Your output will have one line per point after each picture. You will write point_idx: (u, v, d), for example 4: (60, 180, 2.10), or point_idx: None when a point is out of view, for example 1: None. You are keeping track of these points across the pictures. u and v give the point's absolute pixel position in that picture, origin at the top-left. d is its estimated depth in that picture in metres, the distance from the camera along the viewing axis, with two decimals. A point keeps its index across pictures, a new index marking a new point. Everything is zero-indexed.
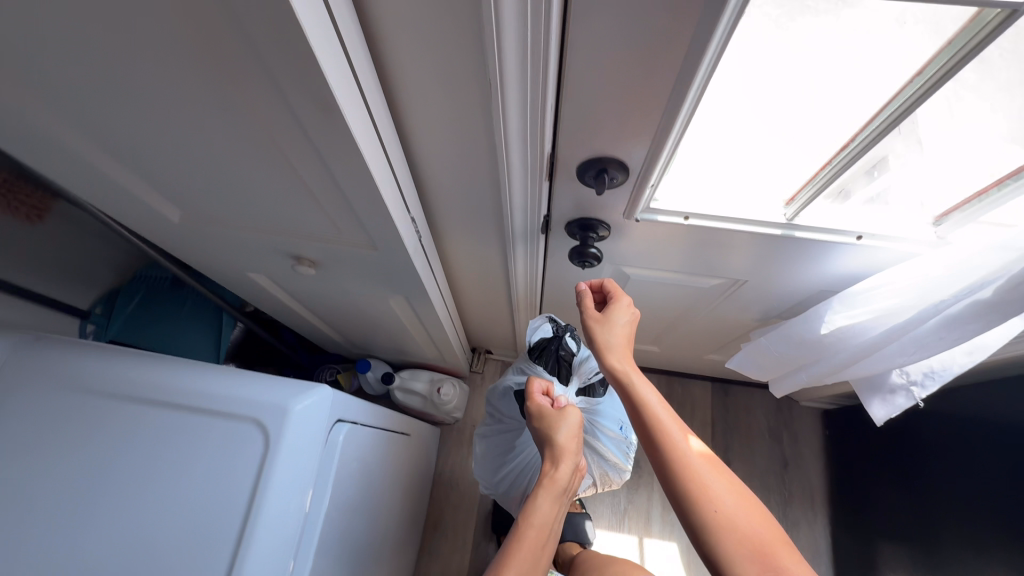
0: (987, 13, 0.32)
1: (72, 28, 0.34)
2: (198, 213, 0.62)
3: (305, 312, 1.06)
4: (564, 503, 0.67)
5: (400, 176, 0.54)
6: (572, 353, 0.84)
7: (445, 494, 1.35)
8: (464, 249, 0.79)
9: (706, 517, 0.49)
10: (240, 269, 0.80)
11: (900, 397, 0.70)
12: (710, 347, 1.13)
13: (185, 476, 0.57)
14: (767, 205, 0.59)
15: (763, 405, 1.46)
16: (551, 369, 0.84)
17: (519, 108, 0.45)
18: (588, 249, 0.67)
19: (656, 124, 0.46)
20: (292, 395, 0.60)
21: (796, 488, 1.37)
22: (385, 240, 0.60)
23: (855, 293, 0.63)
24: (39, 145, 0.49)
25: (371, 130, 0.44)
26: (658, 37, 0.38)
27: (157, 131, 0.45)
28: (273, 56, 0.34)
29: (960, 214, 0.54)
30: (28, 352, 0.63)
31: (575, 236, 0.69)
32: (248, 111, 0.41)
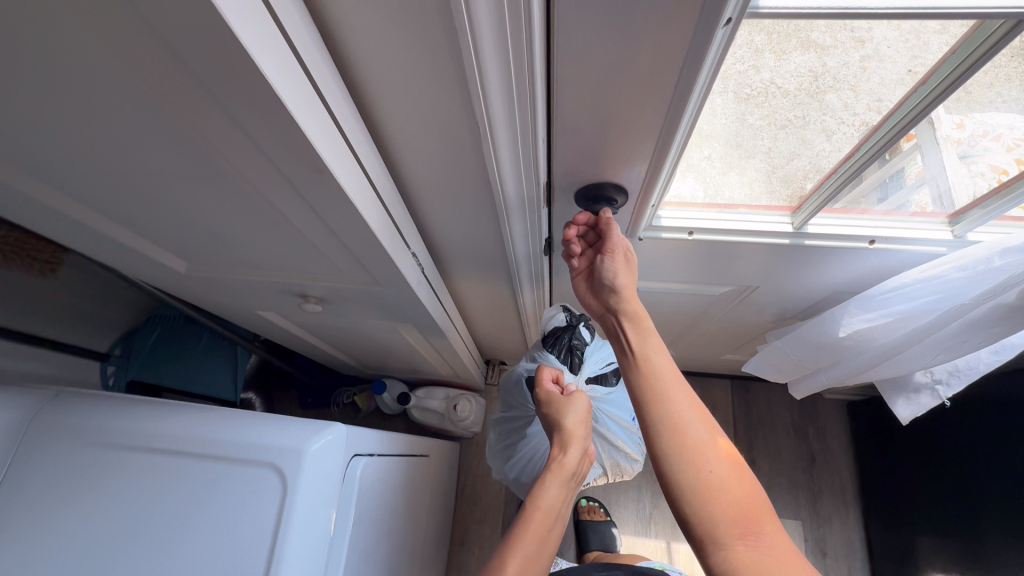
0: (990, 24, 0.32)
1: (59, 119, 0.34)
2: (202, 262, 0.62)
3: (317, 340, 1.07)
4: (572, 487, 0.65)
5: (398, 217, 0.54)
6: (585, 343, 0.79)
7: (469, 508, 1.35)
8: (469, 274, 0.79)
9: (714, 505, 0.47)
10: (249, 308, 0.80)
11: (925, 396, 0.68)
12: (725, 349, 1.11)
13: (208, 523, 0.57)
14: (774, 216, 0.58)
15: (786, 399, 1.43)
16: (562, 359, 0.78)
17: (511, 148, 0.44)
18: None
19: (652, 149, 0.45)
20: (306, 436, 0.60)
21: (825, 483, 1.35)
22: (387, 277, 0.60)
23: (873, 296, 0.60)
24: (42, 214, 0.50)
25: (363, 181, 0.44)
26: (647, 74, 0.37)
27: (148, 195, 0.45)
28: (254, 128, 0.33)
29: (979, 212, 0.51)
30: (50, 410, 0.64)
31: None
32: (237, 175, 0.41)
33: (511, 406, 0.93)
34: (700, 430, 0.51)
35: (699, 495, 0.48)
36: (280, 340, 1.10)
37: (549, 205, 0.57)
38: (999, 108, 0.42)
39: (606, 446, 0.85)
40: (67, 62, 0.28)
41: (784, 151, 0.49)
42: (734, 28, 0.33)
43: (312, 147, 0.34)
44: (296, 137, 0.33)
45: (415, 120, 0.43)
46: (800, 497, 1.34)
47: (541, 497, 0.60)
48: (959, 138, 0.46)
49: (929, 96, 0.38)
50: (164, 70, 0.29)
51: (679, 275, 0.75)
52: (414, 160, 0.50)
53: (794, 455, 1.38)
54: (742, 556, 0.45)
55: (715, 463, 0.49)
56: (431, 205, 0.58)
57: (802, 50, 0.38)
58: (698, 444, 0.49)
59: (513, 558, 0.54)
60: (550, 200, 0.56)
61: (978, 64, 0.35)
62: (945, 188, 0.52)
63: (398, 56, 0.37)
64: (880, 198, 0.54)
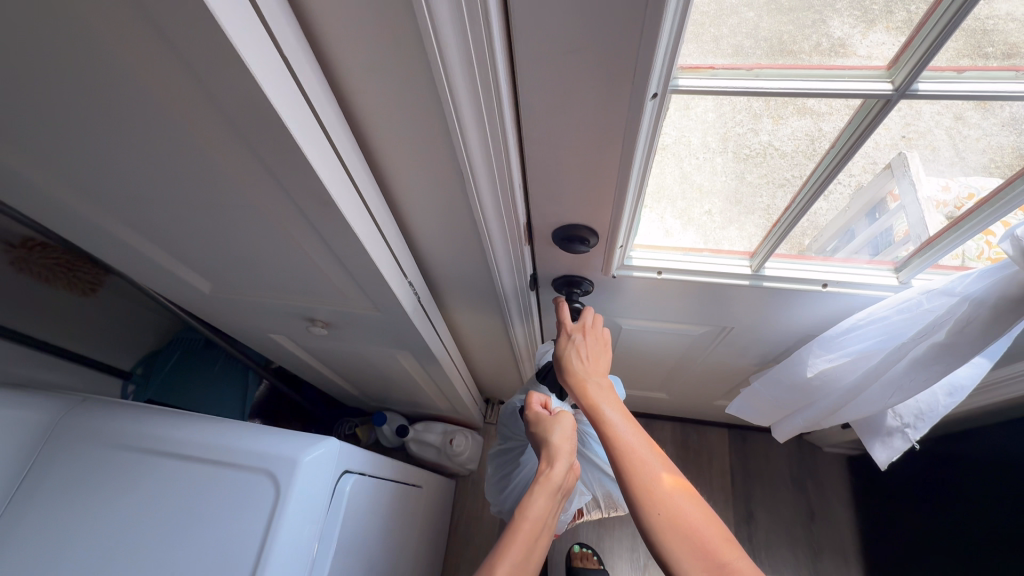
0: (869, 104, 0.40)
1: (128, 154, 0.43)
2: (225, 283, 0.71)
3: (323, 368, 1.13)
4: (559, 501, 0.67)
5: (397, 250, 0.62)
6: None
7: (460, 550, 1.34)
8: (465, 308, 0.86)
9: (672, 542, 0.51)
10: (262, 330, 0.88)
11: (897, 440, 0.70)
12: (715, 395, 1.14)
13: (204, 523, 0.61)
14: (733, 260, 0.64)
15: (785, 452, 1.42)
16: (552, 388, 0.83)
17: (491, 191, 0.52)
18: (572, 303, 0.73)
19: (612, 195, 0.53)
20: (302, 447, 0.66)
21: (827, 542, 1.31)
22: (385, 303, 0.67)
23: (830, 337, 0.65)
24: (100, 233, 0.60)
25: (365, 214, 0.52)
26: (597, 133, 0.45)
27: (186, 219, 0.54)
28: (278, 165, 0.42)
29: (918, 259, 0.57)
30: (77, 413, 0.71)
31: (561, 291, 0.75)
32: (260, 205, 0.49)
33: (510, 435, 0.96)
34: (649, 471, 0.54)
35: (659, 537, 0.52)
36: (290, 366, 1.17)
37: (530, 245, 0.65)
38: (974, 173, 0.47)
39: (597, 473, 0.88)
40: (143, 110, 0.38)
41: (734, 202, 0.56)
42: (660, 101, 0.41)
43: (322, 182, 0.43)
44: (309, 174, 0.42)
45: (412, 168, 0.52)
46: (802, 556, 1.29)
47: (529, 511, 0.62)
48: (943, 200, 0.51)
49: (838, 155, 0.45)
50: (215, 118, 0.38)
51: (659, 314, 0.81)
52: (414, 201, 0.58)
53: (795, 511, 1.35)
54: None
55: (669, 504, 0.52)
56: (428, 241, 0.66)
57: (800, 116, 0.43)
58: (648, 487, 0.53)
59: (500, 565, 0.56)
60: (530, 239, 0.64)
61: (867, 131, 0.42)
62: (925, 238, 0.56)
63: (398, 113, 0.46)
64: (871, 252, 0.60)
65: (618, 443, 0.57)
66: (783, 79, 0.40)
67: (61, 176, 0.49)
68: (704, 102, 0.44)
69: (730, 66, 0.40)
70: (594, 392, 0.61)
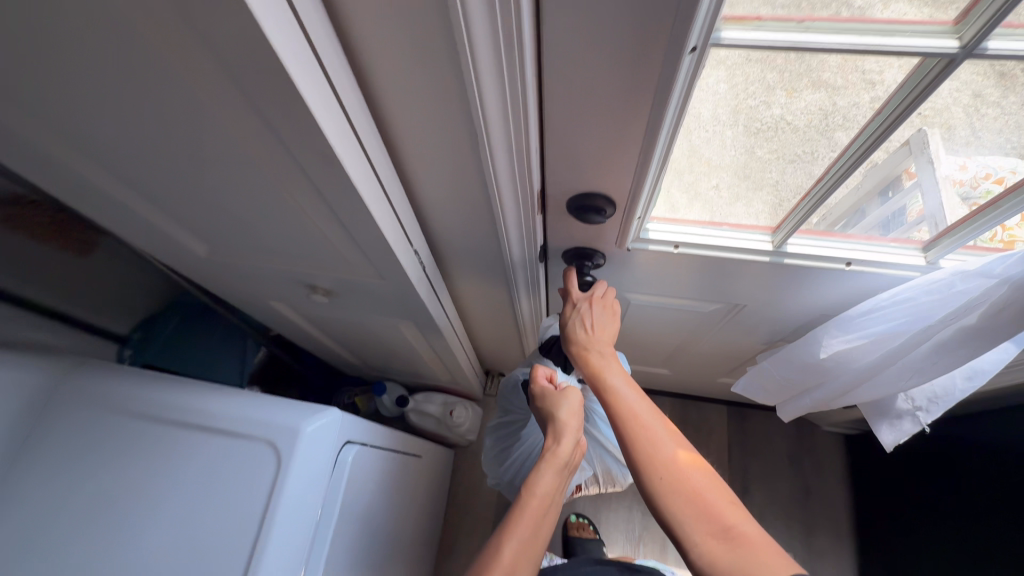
0: (929, 63, 0.37)
1: (114, 103, 0.40)
2: (223, 248, 0.68)
3: (323, 336, 1.11)
4: (566, 477, 0.66)
5: (403, 216, 0.58)
6: None
7: (459, 517, 1.36)
8: (471, 279, 0.83)
9: (675, 506, 0.51)
10: (261, 297, 0.85)
11: (906, 422, 0.70)
12: (719, 372, 1.13)
13: (205, 492, 0.60)
14: (755, 235, 0.62)
15: (783, 429, 1.44)
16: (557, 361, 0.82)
17: (505, 154, 0.48)
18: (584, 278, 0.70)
19: (635, 162, 0.49)
20: (303, 416, 0.64)
21: (819, 516, 1.34)
22: (390, 271, 0.64)
23: (851, 317, 0.63)
24: (88, 191, 0.56)
25: (371, 176, 0.48)
26: (626, 92, 0.41)
27: (179, 177, 0.50)
28: (279, 122, 0.38)
29: (949, 239, 0.54)
30: (72, 377, 0.69)
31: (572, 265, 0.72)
32: (260, 165, 0.46)
33: (510, 408, 0.95)
34: (653, 437, 0.55)
35: (665, 502, 0.52)
36: (290, 334, 1.15)
37: (542, 216, 0.62)
38: (996, 151, 0.44)
39: (599, 449, 0.88)
40: (129, 56, 0.34)
41: (762, 175, 0.53)
42: (699, 56, 0.37)
43: (328, 142, 0.39)
44: (314, 133, 0.38)
45: (421, 130, 0.49)
46: (794, 530, 1.32)
47: (535, 486, 0.61)
48: (960, 179, 0.48)
49: (884, 123, 0.42)
50: (207, 67, 0.35)
51: (671, 290, 0.78)
52: (422, 167, 0.55)
53: (790, 486, 1.37)
54: (713, 549, 0.48)
55: (669, 468, 0.53)
56: (436, 209, 0.63)
57: (814, 89, 0.41)
58: (651, 453, 0.54)
59: (509, 542, 0.56)
60: (543, 208, 0.61)
61: (918, 99, 0.39)
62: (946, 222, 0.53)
63: (408, 65, 0.42)
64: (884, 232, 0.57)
65: (620, 412, 0.58)
66: (835, 33, 0.36)
67: (43, 127, 0.45)
68: (715, 73, 0.42)
69: (782, 18, 0.36)
70: (601, 360, 0.62)
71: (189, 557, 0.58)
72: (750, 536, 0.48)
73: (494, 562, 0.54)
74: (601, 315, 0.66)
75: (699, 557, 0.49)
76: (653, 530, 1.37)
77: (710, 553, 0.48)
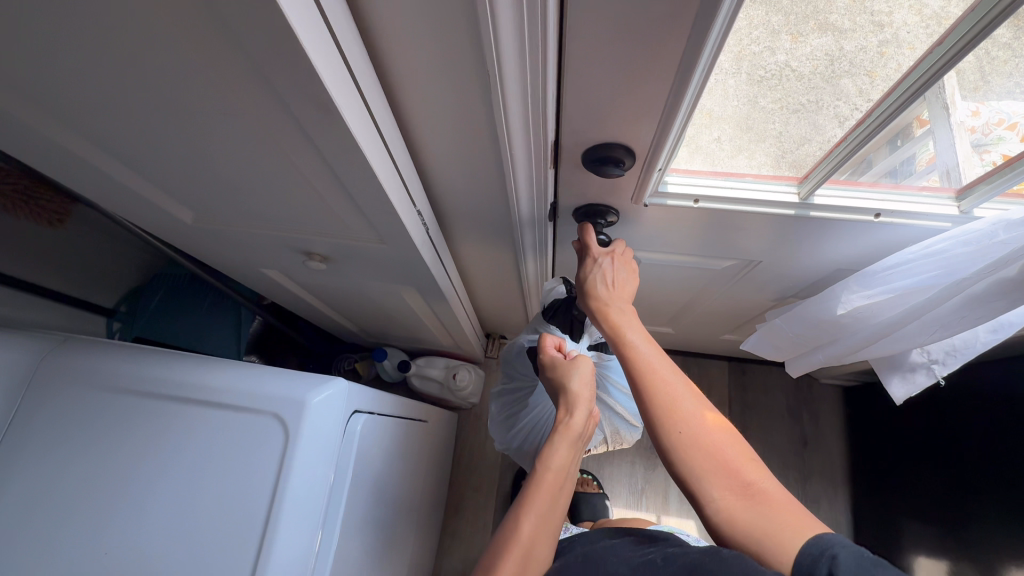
0: None
1: (72, 47, 0.34)
2: (209, 213, 0.63)
3: (319, 304, 1.08)
4: (580, 447, 0.65)
5: (405, 174, 0.54)
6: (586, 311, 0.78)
7: (465, 476, 1.38)
8: (473, 241, 0.79)
9: (695, 463, 0.51)
10: (253, 265, 0.81)
11: (920, 375, 0.69)
12: (723, 329, 1.12)
13: (213, 470, 0.58)
14: (780, 187, 0.58)
15: (782, 383, 1.45)
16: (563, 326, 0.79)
17: (520, 100, 0.43)
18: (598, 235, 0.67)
19: (662, 107, 0.44)
20: (309, 388, 0.62)
21: (816, 465, 1.37)
22: (392, 235, 0.60)
23: (875, 271, 0.62)
24: (55, 154, 0.51)
25: (372, 129, 0.43)
26: (660, 22, 0.36)
27: (154, 134, 0.45)
28: (269, 67, 0.34)
29: (985, 187, 0.51)
30: (58, 356, 0.65)
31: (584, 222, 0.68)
32: (247, 121, 0.41)
33: (516, 375, 0.93)
34: (670, 392, 0.54)
35: (686, 460, 0.52)
36: (286, 302, 1.12)
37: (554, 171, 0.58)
38: (1016, 95, 0.43)
39: (607, 411, 0.87)
40: None
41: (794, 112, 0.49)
42: None
43: (326, 89, 0.35)
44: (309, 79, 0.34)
45: (423, 77, 0.44)
46: (791, 479, 1.36)
47: (550, 461, 0.60)
48: (973, 126, 0.47)
49: (944, 57, 0.39)
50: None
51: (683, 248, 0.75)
52: (425, 119, 0.50)
53: (788, 437, 1.40)
54: (730, 505, 0.50)
55: (690, 425, 0.52)
56: (439, 166, 0.58)
57: (820, 32, 0.41)
58: (671, 409, 0.53)
59: (526, 518, 0.54)
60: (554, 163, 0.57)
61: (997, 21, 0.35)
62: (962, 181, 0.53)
63: None
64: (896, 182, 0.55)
65: (639, 366, 0.56)
66: None
67: None
68: None
69: None
70: (616, 315, 0.59)
71: (200, 537, 0.56)
72: (768, 494, 0.50)
73: (513, 539, 0.53)
74: (618, 271, 0.63)
75: (716, 512, 0.50)
76: (655, 483, 1.40)
77: (727, 507, 0.50)
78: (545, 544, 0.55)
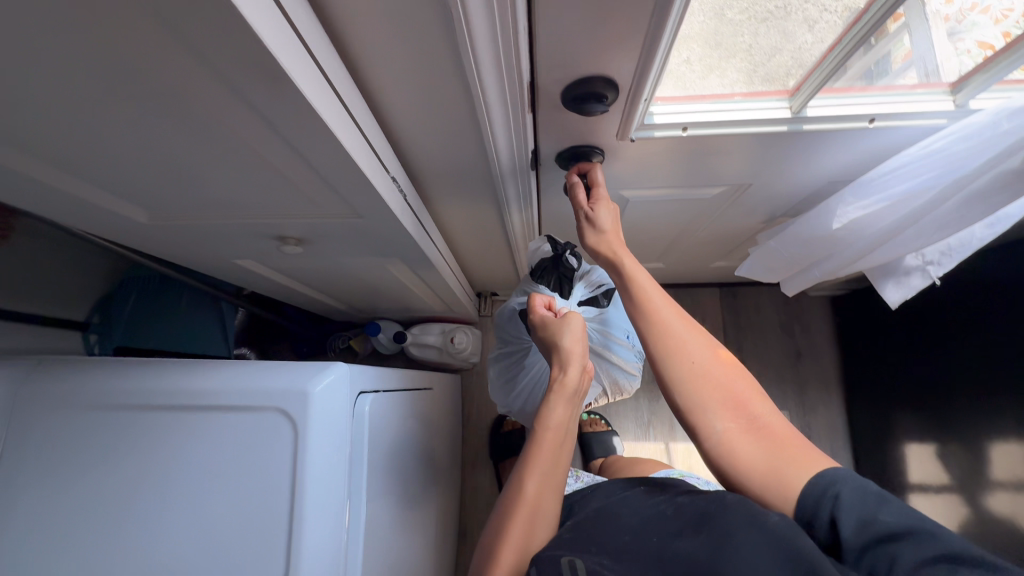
0: None
1: None
2: (165, 210, 0.58)
3: (302, 287, 1.04)
4: (577, 403, 0.65)
5: (373, 140, 0.49)
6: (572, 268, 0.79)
7: (477, 434, 1.41)
8: (453, 202, 0.75)
9: (702, 396, 0.55)
10: (225, 257, 0.76)
11: (915, 278, 0.69)
12: (714, 256, 1.11)
13: (224, 474, 0.57)
14: (770, 102, 0.55)
15: (772, 300, 1.48)
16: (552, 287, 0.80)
17: (489, 40, 0.38)
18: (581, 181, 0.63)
19: (645, 30, 0.40)
20: (308, 377, 0.59)
21: (810, 373, 1.43)
22: (369, 207, 0.56)
23: (869, 181, 0.60)
24: None
25: (330, 94, 0.39)
26: None
27: (83, 135, 0.40)
28: (204, 40, 0.29)
29: (983, 76, 0.49)
30: (33, 383, 0.62)
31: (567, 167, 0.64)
32: (190, 109, 0.36)
33: (508, 339, 0.93)
34: (681, 335, 0.57)
35: (694, 395, 0.55)
36: (268, 290, 1.08)
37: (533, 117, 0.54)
38: None
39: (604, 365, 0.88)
40: None
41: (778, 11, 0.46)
42: None
43: (273, 55, 0.30)
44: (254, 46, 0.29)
45: (377, 29, 0.39)
46: (788, 390, 1.42)
47: (550, 420, 0.61)
48: (947, 14, 0.47)
49: None
50: None
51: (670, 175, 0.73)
52: (388, 78, 0.45)
53: (782, 351, 1.44)
54: (733, 436, 0.53)
55: (700, 359, 0.56)
56: (410, 128, 0.53)
57: None
58: (683, 344, 0.56)
59: (529, 481, 0.56)
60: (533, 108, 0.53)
61: None
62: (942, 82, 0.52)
63: None
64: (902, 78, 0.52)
65: (650, 305, 0.58)
66: None
67: None
68: None
69: None
70: (628, 259, 0.61)
71: (225, 541, 0.56)
72: (770, 428, 0.53)
73: (521, 500, 0.55)
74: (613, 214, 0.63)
75: (717, 442, 0.54)
76: (660, 413, 1.45)
77: (728, 438, 0.54)
78: (551, 500, 0.57)
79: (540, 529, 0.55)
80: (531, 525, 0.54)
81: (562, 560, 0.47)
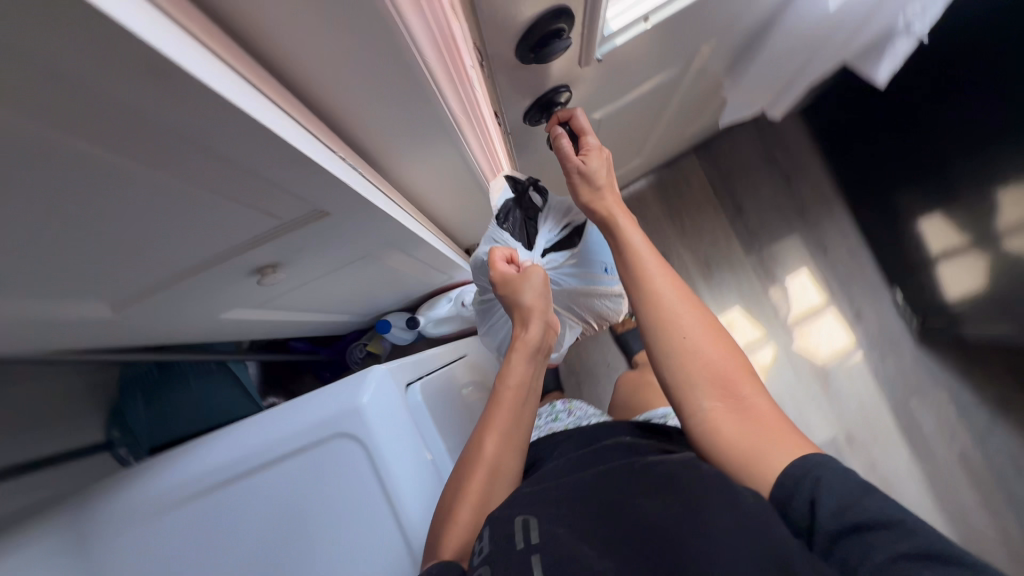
0: None
1: None
2: (121, 293, 0.52)
3: (300, 315, 0.99)
4: (542, 361, 0.66)
5: (304, 121, 0.42)
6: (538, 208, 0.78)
7: None
8: (422, 171, 0.70)
9: (686, 368, 0.51)
10: (211, 315, 0.71)
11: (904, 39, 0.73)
12: (684, 122, 1.06)
13: (314, 510, 0.56)
14: None
15: (747, 137, 1.44)
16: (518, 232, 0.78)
17: None
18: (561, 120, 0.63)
19: None
20: (352, 392, 0.57)
21: (807, 191, 1.41)
22: (334, 202, 0.50)
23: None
24: None
25: (230, 76, 0.32)
26: None
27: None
28: (49, 61, 0.23)
29: None
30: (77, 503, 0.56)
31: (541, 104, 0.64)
32: (89, 163, 0.30)
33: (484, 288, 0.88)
34: (677, 309, 0.53)
35: (683, 368, 0.51)
36: (265, 334, 1.03)
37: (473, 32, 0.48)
38: None
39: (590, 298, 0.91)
40: None
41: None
42: None
43: (157, 49, 0.25)
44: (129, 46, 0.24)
45: None
46: (790, 216, 1.41)
47: (511, 377, 0.61)
48: None
49: None
50: None
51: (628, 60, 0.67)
52: (303, 40, 0.39)
53: (773, 182, 1.42)
54: (719, 416, 0.49)
55: (689, 330, 0.52)
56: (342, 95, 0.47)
57: None
58: (666, 317, 0.53)
59: (484, 447, 0.56)
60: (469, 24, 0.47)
61: None
62: None
63: None
64: None
65: (637, 262, 0.56)
66: None
67: None
68: None
69: None
70: (619, 215, 0.59)
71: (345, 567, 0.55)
72: (757, 410, 0.48)
73: (478, 458, 0.56)
74: (597, 165, 0.61)
75: (701, 421, 0.50)
76: None
77: (713, 418, 0.49)
78: (508, 460, 0.57)
79: (500, 480, 0.55)
80: (490, 482, 0.54)
81: (514, 519, 0.46)
